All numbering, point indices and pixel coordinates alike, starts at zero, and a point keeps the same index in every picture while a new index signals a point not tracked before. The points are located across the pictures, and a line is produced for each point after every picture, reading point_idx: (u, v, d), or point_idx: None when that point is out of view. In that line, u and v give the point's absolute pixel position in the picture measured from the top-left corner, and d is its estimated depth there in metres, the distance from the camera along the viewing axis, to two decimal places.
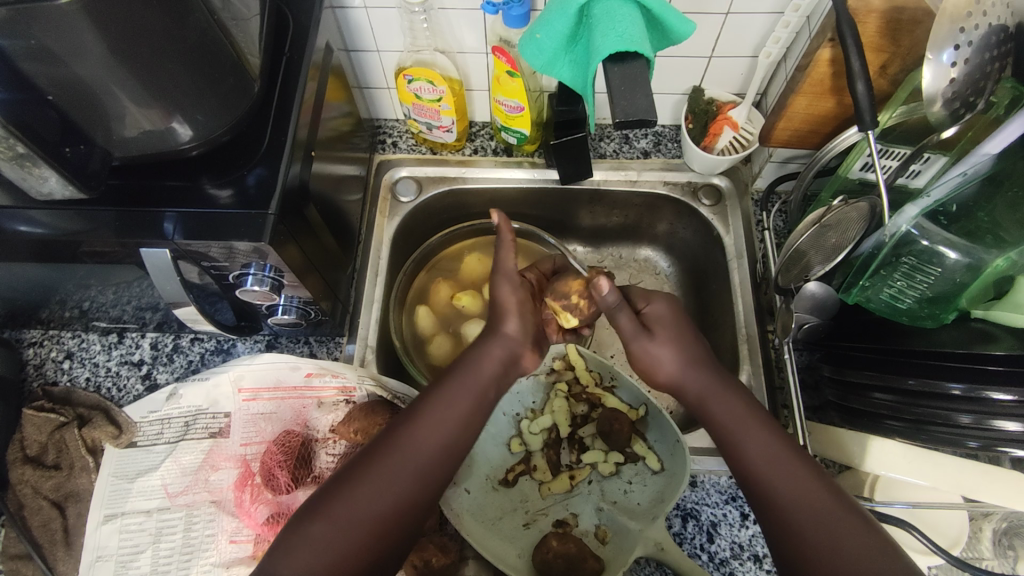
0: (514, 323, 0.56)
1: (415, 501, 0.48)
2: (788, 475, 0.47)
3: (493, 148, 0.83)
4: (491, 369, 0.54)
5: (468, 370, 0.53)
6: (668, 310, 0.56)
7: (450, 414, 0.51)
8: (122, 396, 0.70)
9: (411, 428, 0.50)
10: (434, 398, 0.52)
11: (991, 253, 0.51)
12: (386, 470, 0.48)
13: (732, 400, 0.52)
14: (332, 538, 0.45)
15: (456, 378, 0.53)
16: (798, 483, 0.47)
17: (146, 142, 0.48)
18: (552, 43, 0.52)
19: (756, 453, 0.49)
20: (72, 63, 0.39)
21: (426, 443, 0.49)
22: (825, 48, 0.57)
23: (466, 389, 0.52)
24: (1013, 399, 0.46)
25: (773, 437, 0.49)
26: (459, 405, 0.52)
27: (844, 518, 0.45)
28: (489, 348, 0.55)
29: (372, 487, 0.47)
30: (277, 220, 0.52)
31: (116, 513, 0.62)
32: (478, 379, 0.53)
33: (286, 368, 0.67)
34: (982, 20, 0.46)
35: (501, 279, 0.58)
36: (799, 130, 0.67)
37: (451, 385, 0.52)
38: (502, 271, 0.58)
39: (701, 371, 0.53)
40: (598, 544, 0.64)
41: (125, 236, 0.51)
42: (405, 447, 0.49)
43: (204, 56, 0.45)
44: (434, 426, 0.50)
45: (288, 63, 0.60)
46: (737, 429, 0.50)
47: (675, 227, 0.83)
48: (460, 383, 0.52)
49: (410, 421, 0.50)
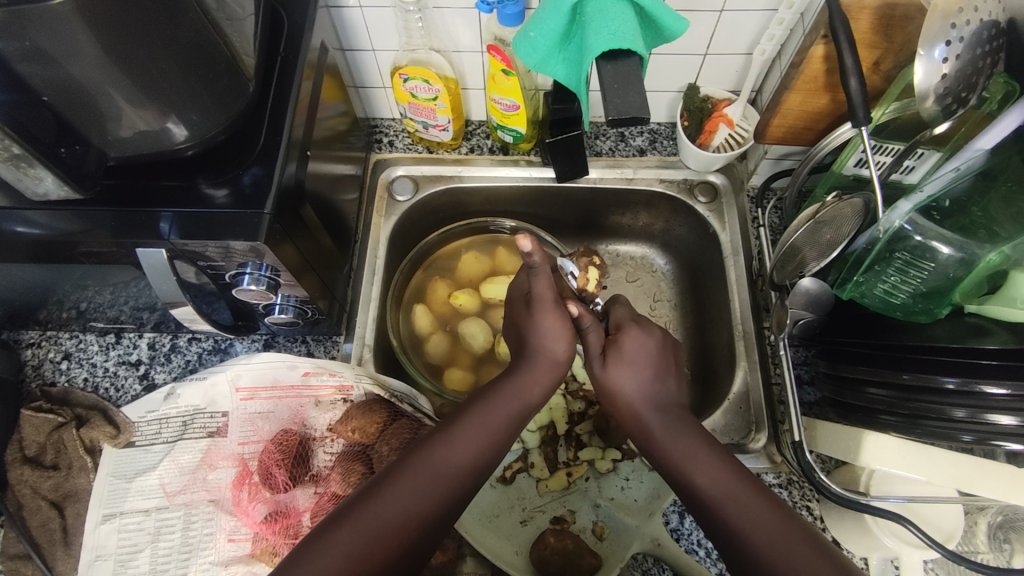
0: (562, 346, 0.56)
1: (437, 516, 0.48)
2: (751, 500, 0.47)
3: (489, 146, 0.83)
4: (536, 396, 0.55)
5: (507, 394, 0.54)
6: (640, 348, 0.56)
7: (483, 435, 0.51)
8: (120, 396, 0.70)
9: (443, 442, 0.50)
10: (469, 415, 0.52)
11: (983, 247, 0.51)
12: (415, 483, 0.48)
13: (689, 439, 0.51)
14: (353, 548, 0.44)
15: (497, 397, 0.54)
16: (756, 511, 0.46)
17: (142, 143, 0.49)
18: (546, 41, 0.52)
19: (706, 485, 0.48)
20: (67, 64, 0.40)
21: (456, 461, 0.49)
22: (819, 45, 0.57)
23: (501, 409, 0.53)
24: (1006, 392, 0.46)
25: (727, 468, 0.49)
26: (493, 422, 0.52)
27: (802, 546, 0.44)
28: (532, 373, 0.55)
29: (401, 499, 0.47)
30: (272, 219, 0.53)
31: (116, 512, 0.62)
32: (520, 402, 0.54)
33: (283, 367, 0.67)
34: (973, 17, 0.46)
35: (546, 306, 0.56)
36: (793, 127, 0.67)
37: (489, 405, 0.53)
38: (541, 299, 0.56)
39: (656, 413, 0.54)
40: (596, 539, 0.64)
41: (121, 236, 0.52)
42: (437, 462, 0.49)
43: (198, 57, 0.45)
44: (466, 445, 0.50)
45: (282, 62, 0.60)
46: (685, 461, 0.50)
47: (671, 225, 0.83)
48: (497, 404, 0.53)
49: (445, 437, 0.50)
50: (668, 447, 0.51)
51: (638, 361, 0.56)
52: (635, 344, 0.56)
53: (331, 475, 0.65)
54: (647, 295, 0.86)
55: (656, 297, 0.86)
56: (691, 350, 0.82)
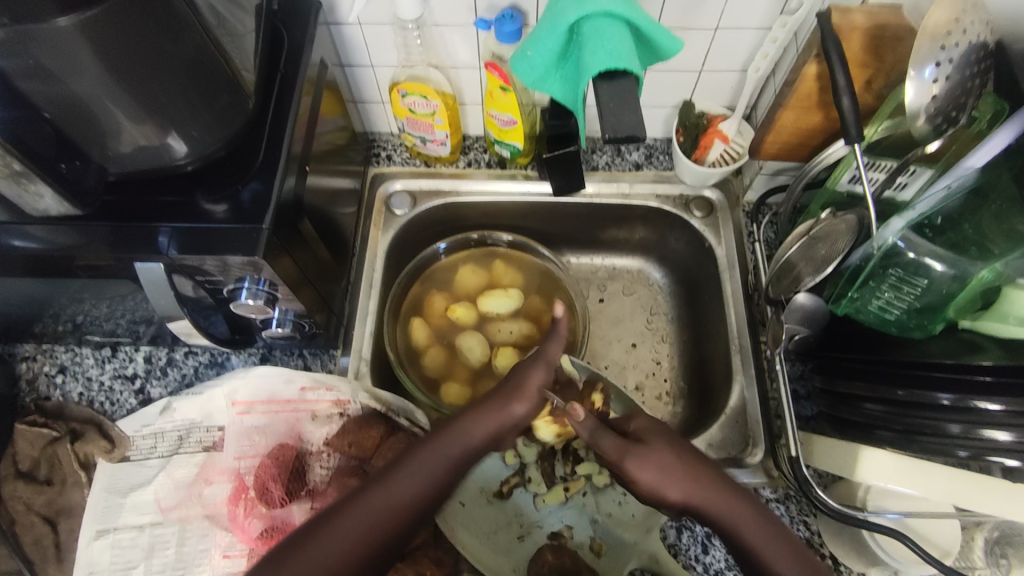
0: (522, 408, 0.54)
1: (383, 550, 0.44)
2: (767, 538, 0.47)
3: (487, 160, 0.83)
4: (482, 437, 0.51)
5: (449, 436, 0.50)
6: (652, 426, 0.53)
7: (437, 468, 0.48)
8: (116, 409, 0.69)
9: (384, 483, 0.46)
10: (412, 454, 0.49)
11: (976, 264, 0.52)
12: (353, 526, 0.44)
13: (734, 500, 0.49)
14: None
15: (440, 441, 0.50)
16: (780, 552, 0.46)
17: (141, 158, 0.49)
18: (544, 60, 0.53)
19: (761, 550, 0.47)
20: (68, 81, 0.40)
21: (397, 501, 0.46)
22: (812, 64, 0.58)
23: (458, 443, 0.50)
24: (1001, 408, 0.46)
25: (754, 509, 0.48)
26: (440, 458, 0.49)
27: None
28: (481, 418, 0.52)
29: (350, 531, 0.43)
30: (271, 233, 0.53)
31: (110, 528, 0.62)
32: (465, 440, 0.50)
33: (280, 382, 0.67)
34: (961, 39, 0.47)
35: (535, 365, 0.56)
36: (787, 144, 0.68)
37: (429, 446, 0.49)
38: (547, 359, 0.56)
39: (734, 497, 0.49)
40: (594, 556, 0.63)
41: (118, 250, 0.52)
42: (388, 493, 0.46)
43: (198, 74, 0.45)
44: (419, 478, 0.47)
45: (282, 79, 0.60)
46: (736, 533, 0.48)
47: (667, 239, 0.84)
48: (441, 444, 0.50)
49: (383, 478, 0.47)
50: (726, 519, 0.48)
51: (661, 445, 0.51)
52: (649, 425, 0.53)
53: (327, 490, 0.64)
54: (644, 309, 0.86)
55: (653, 310, 0.86)
56: (687, 363, 0.82)
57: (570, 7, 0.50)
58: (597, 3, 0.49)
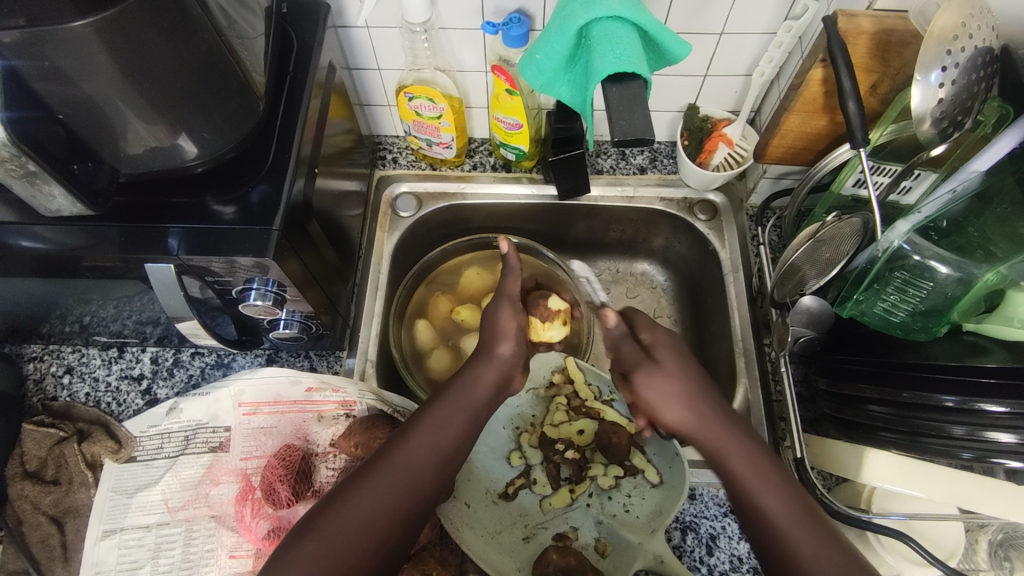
0: (507, 348, 0.57)
1: (405, 514, 0.47)
2: (767, 478, 0.47)
3: (492, 164, 0.84)
4: (485, 393, 0.54)
5: (459, 395, 0.53)
6: (668, 341, 0.58)
7: (448, 432, 0.51)
8: (122, 410, 0.70)
9: (402, 446, 0.49)
10: (425, 417, 0.52)
11: (980, 267, 0.52)
12: (377, 485, 0.47)
13: (745, 442, 0.50)
14: (322, 555, 0.43)
15: (451, 400, 0.53)
16: (791, 510, 0.46)
17: (152, 159, 0.49)
18: (552, 63, 0.53)
19: (769, 503, 0.46)
20: (83, 83, 0.40)
21: (418, 460, 0.49)
22: (817, 68, 0.59)
23: (457, 412, 0.52)
24: (1005, 411, 0.47)
25: (755, 448, 0.49)
26: (454, 418, 0.52)
27: (808, 524, 0.45)
28: (479, 372, 0.55)
29: (371, 493, 0.46)
30: (281, 234, 0.53)
31: (116, 528, 0.62)
32: (475, 398, 0.54)
33: (286, 383, 0.67)
34: (967, 44, 0.47)
35: (500, 304, 0.61)
36: (792, 148, 0.68)
37: (441, 407, 0.52)
38: (504, 293, 0.63)
39: (722, 425, 0.51)
40: (598, 557, 0.64)
41: (129, 251, 0.52)
42: (395, 464, 0.48)
43: (211, 76, 0.46)
44: (423, 445, 0.50)
45: (292, 81, 0.60)
46: (751, 477, 0.47)
47: (671, 242, 0.84)
48: (453, 405, 0.53)
49: (401, 440, 0.50)
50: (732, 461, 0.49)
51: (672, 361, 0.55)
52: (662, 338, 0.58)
53: None
54: (647, 311, 0.87)
55: (656, 313, 0.87)
56: None
57: (580, 10, 0.50)
58: (606, 6, 0.49)
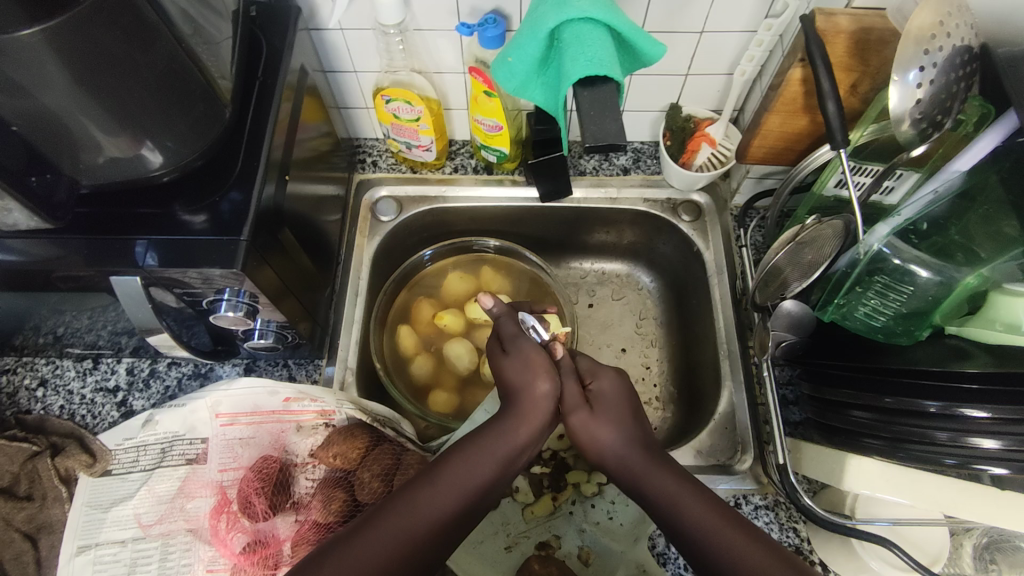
0: (546, 385, 0.54)
1: (419, 559, 0.46)
2: (707, 512, 0.48)
3: (473, 166, 0.83)
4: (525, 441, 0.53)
5: (496, 437, 0.52)
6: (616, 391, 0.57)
7: (476, 478, 0.50)
8: (97, 423, 0.69)
9: (427, 488, 0.49)
10: (455, 457, 0.51)
11: (961, 271, 0.51)
12: (396, 525, 0.46)
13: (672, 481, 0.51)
14: None
15: (487, 441, 0.52)
16: (739, 540, 0.46)
17: (115, 170, 0.48)
18: (525, 66, 0.52)
19: (698, 527, 0.48)
20: (38, 94, 0.39)
21: (441, 503, 0.48)
22: (796, 68, 0.58)
23: (490, 455, 0.51)
24: (988, 416, 0.46)
25: (686, 485, 0.50)
26: (484, 462, 0.51)
27: (731, 531, 0.47)
28: (521, 414, 0.54)
29: (388, 534, 0.46)
30: (250, 244, 0.52)
31: (91, 544, 0.61)
32: (513, 445, 0.52)
33: (264, 393, 0.65)
34: (946, 42, 0.46)
35: (522, 343, 0.57)
36: (774, 147, 0.67)
37: (475, 449, 0.51)
38: (509, 336, 0.59)
39: (641, 452, 0.54)
40: (582, 565, 0.63)
41: (94, 264, 0.51)
42: (417, 505, 0.48)
43: (172, 84, 0.44)
44: (449, 489, 0.49)
45: (261, 87, 0.59)
46: (670, 506, 0.50)
47: (655, 243, 0.83)
48: (486, 450, 0.51)
49: (428, 481, 0.49)
50: (652, 488, 0.51)
51: (618, 404, 0.56)
52: (609, 388, 0.57)
53: (312, 503, 0.64)
54: (632, 313, 0.86)
55: (642, 315, 0.86)
56: (676, 368, 0.81)
57: (550, 12, 0.49)
58: (577, 8, 0.48)
